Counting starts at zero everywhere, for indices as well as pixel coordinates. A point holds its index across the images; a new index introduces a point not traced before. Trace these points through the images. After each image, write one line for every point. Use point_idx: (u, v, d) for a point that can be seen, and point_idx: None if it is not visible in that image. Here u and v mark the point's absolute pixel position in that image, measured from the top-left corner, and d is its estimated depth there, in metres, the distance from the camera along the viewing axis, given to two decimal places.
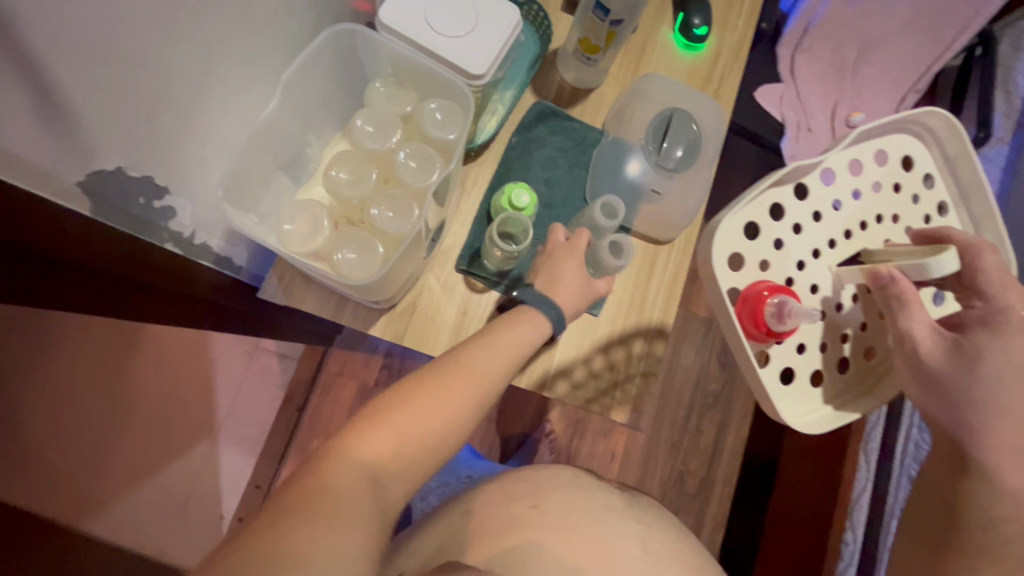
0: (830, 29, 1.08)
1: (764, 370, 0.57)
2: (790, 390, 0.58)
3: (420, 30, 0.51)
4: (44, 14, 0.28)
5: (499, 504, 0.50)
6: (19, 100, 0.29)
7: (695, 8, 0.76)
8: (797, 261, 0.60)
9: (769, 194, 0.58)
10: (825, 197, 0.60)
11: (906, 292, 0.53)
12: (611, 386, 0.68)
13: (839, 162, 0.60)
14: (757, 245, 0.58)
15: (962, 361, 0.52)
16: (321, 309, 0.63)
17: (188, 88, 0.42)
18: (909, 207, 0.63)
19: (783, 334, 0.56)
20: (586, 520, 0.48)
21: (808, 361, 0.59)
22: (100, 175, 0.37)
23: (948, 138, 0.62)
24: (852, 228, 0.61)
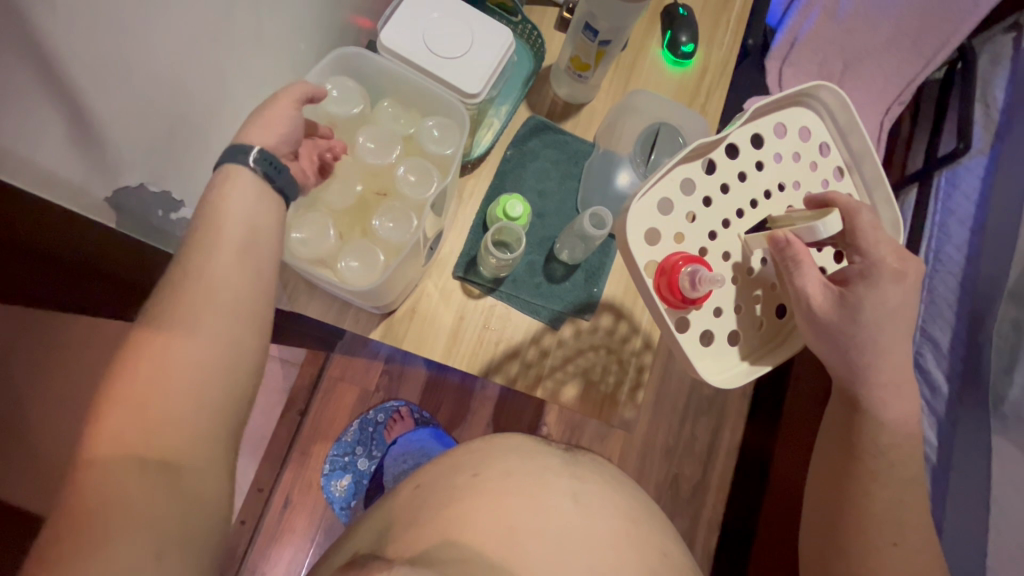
0: (816, 44, 1.13)
1: (681, 335, 0.57)
2: (708, 351, 0.58)
3: (418, 51, 0.55)
4: (74, 45, 0.32)
5: (447, 476, 0.52)
6: (52, 124, 0.32)
7: (682, 26, 0.80)
8: (708, 231, 0.59)
9: (676, 171, 0.57)
10: (729, 169, 0.60)
11: (800, 253, 0.53)
12: (578, 355, 0.70)
13: (738, 136, 0.60)
14: (669, 221, 0.57)
15: (847, 313, 0.53)
16: (324, 314, 0.66)
17: (202, 107, 0.45)
18: (807, 174, 0.62)
19: (701, 300, 0.56)
20: (527, 479, 0.49)
21: (721, 323, 0.59)
22: (123, 190, 0.40)
23: (838, 108, 0.62)
24: (758, 198, 0.61)
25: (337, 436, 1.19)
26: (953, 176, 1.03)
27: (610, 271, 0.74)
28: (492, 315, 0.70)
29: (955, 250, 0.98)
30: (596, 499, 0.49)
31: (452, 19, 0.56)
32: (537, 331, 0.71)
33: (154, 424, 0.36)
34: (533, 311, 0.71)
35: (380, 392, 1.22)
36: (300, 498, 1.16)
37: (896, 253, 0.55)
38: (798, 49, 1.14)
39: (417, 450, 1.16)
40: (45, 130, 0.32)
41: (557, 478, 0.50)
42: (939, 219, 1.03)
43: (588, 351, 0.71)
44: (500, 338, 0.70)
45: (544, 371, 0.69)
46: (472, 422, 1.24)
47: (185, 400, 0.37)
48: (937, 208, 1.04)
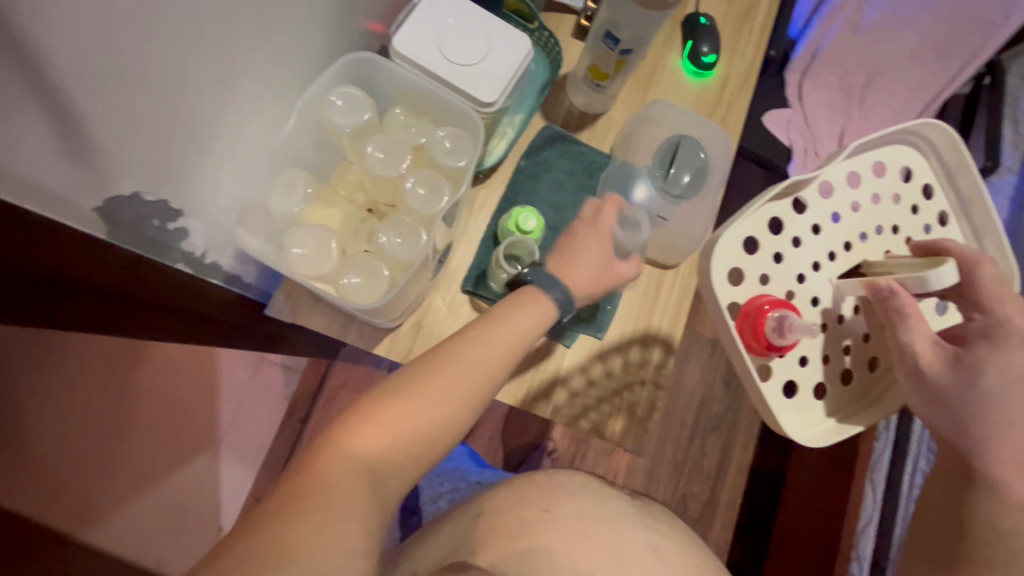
0: (838, 55, 1.10)
1: (764, 383, 0.57)
2: (793, 403, 0.59)
3: (433, 56, 0.53)
4: (68, 49, 0.29)
5: (515, 508, 0.49)
6: (40, 131, 0.30)
7: (704, 36, 0.77)
8: (798, 273, 0.60)
9: (766, 209, 0.59)
10: (827, 209, 0.61)
11: (905, 303, 0.54)
12: (611, 396, 0.68)
13: (839, 177, 0.61)
14: (762, 259, 0.58)
15: (959, 373, 0.53)
16: (327, 326, 0.64)
17: (204, 113, 0.43)
18: (907, 217, 0.64)
19: (786, 348, 0.56)
20: (599, 526, 0.46)
21: (807, 373, 0.59)
22: (117, 200, 0.37)
23: (945, 147, 0.64)
24: (852, 241, 0.62)
25: None
26: (981, 194, 0.99)
27: (624, 288, 0.72)
28: None
29: None
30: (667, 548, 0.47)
31: (469, 27, 0.54)
32: (562, 370, 0.68)
33: (382, 442, 0.47)
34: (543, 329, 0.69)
35: None
36: None
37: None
38: (820, 61, 1.10)
39: None
40: (30, 137, 0.30)
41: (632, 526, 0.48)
42: None
43: (620, 390, 0.68)
44: None
45: (578, 413, 0.67)
46: (476, 434, 1.22)
47: (388, 435, 0.48)
48: None
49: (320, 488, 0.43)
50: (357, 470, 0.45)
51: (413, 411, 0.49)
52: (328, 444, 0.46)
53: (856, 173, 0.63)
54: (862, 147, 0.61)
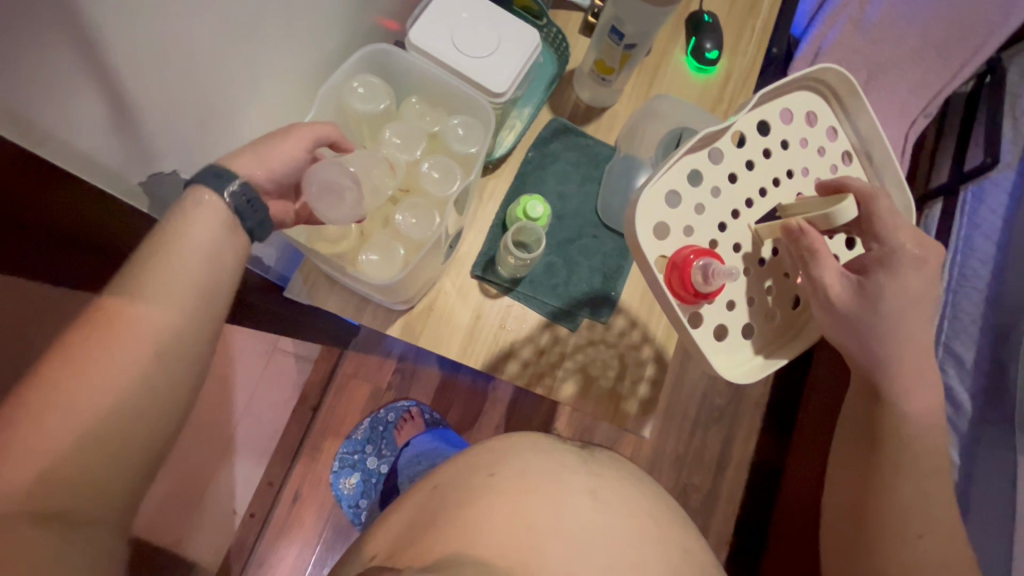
0: (841, 54, 1.12)
1: (696, 330, 0.57)
2: (723, 345, 0.59)
3: (446, 49, 0.56)
4: (119, 35, 0.32)
5: (465, 474, 0.53)
6: (96, 109, 0.33)
7: (707, 33, 0.80)
8: (719, 222, 0.59)
9: (684, 162, 0.57)
10: (738, 158, 0.60)
11: (815, 242, 0.53)
12: (575, 352, 0.70)
13: (747, 124, 0.60)
14: (679, 213, 0.57)
15: (866, 302, 0.53)
16: (342, 308, 0.67)
17: (233, 97, 0.46)
18: (815, 160, 0.63)
19: (713, 295, 0.56)
20: (545, 480, 0.51)
21: (735, 314, 0.59)
22: (157, 176, 0.41)
23: (845, 92, 0.62)
24: (766, 186, 0.61)
25: (348, 433, 1.20)
26: (979, 189, 1.01)
27: (628, 275, 0.74)
28: (509, 316, 0.70)
29: (981, 265, 0.96)
30: (615, 492, 0.52)
31: (481, 20, 0.57)
32: (534, 329, 0.70)
33: (94, 406, 0.36)
34: (549, 313, 0.71)
35: (392, 391, 1.23)
36: (309, 494, 1.16)
37: (915, 237, 0.54)
38: (822, 59, 1.13)
39: (432, 450, 1.14)
40: (86, 114, 0.33)
41: (574, 474, 0.52)
42: (965, 233, 1.00)
43: (585, 348, 0.70)
44: (514, 338, 0.70)
45: (542, 369, 0.69)
46: (481, 424, 1.25)
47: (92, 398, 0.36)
48: (963, 222, 1.01)
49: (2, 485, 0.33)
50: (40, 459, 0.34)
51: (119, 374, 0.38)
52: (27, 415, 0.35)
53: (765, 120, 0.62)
54: (764, 95, 0.59)
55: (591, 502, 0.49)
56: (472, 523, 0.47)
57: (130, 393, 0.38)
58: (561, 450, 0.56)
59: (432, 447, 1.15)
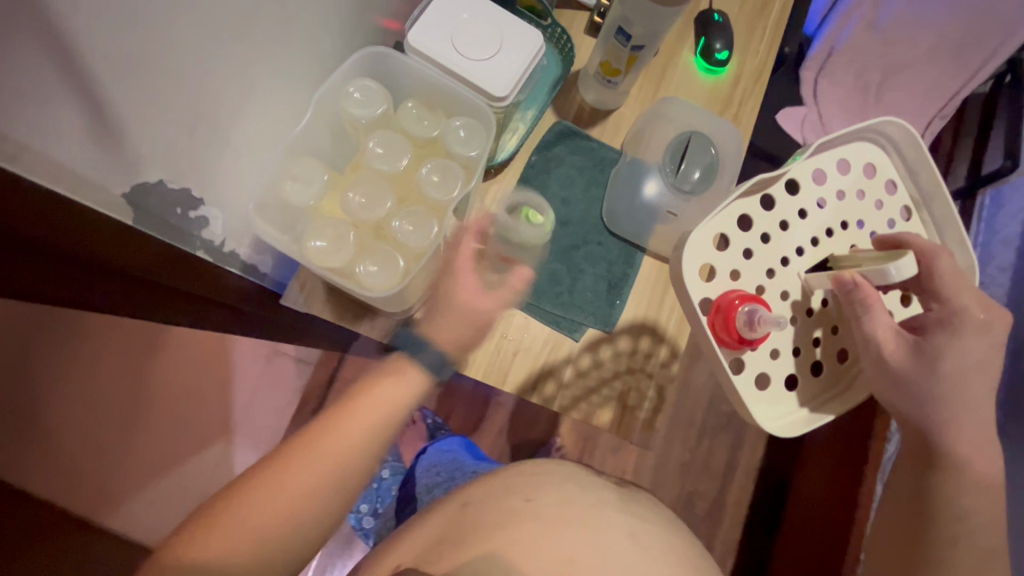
0: (855, 53, 1.09)
1: (737, 376, 0.56)
2: (766, 395, 0.57)
3: (445, 51, 0.53)
4: (100, 46, 0.31)
5: (500, 496, 0.51)
6: (72, 123, 0.31)
7: (716, 33, 0.78)
8: (766, 269, 0.58)
9: (733, 206, 0.56)
10: (789, 206, 0.59)
11: (870, 297, 0.53)
12: (612, 379, 0.69)
13: (800, 175, 0.59)
14: (726, 259, 0.56)
15: (924, 364, 0.51)
16: (340, 316, 0.65)
17: (224, 102, 0.44)
18: (872, 214, 0.61)
19: (758, 341, 0.55)
20: (580, 513, 0.49)
21: (780, 366, 0.58)
22: (142, 187, 0.38)
23: (907, 145, 0.61)
24: (818, 236, 0.60)
25: None
26: (997, 194, 0.99)
27: (634, 283, 0.72)
28: (511, 325, 0.68)
29: (1000, 272, 0.94)
30: (650, 532, 0.50)
31: (481, 20, 0.54)
32: (573, 353, 0.69)
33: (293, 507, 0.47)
34: (552, 322, 0.69)
35: None
36: None
37: (980, 302, 0.53)
38: (835, 59, 1.10)
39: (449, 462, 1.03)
40: (64, 125, 0.31)
41: (620, 514, 0.51)
42: (983, 240, 0.99)
43: (622, 375, 0.69)
44: (517, 348, 0.68)
45: (576, 397, 0.67)
46: (485, 429, 1.27)
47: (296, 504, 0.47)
48: (980, 228, 0.99)
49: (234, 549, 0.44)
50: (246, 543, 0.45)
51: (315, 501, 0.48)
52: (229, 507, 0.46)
53: (820, 170, 0.60)
54: (820, 147, 0.59)
55: (630, 542, 0.48)
56: (496, 548, 0.45)
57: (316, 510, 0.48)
58: (598, 485, 0.55)
59: (447, 460, 1.03)
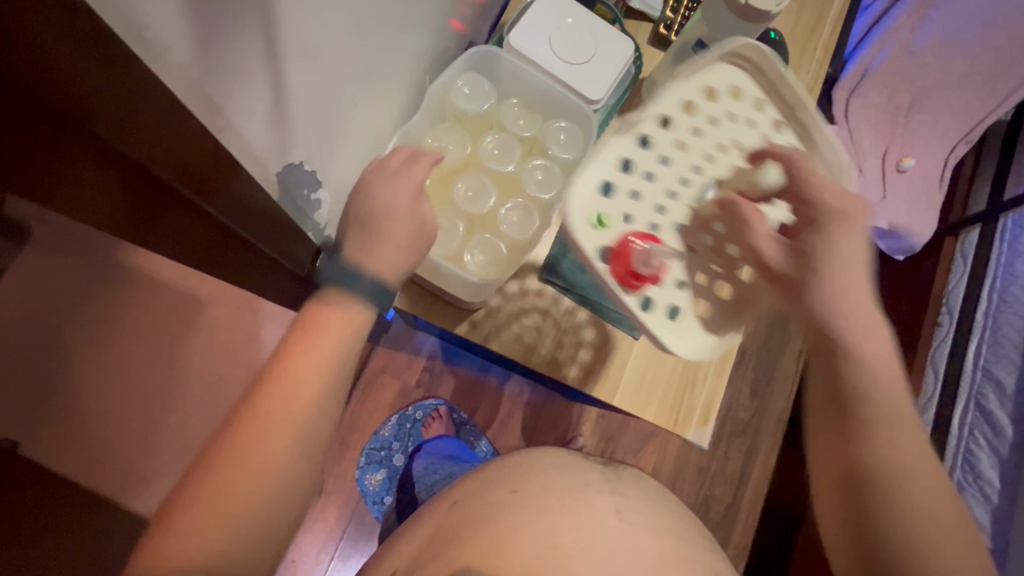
0: (888, 76, 1.14)
1: (645, 314, 0.49)
2: (676, 327, 0.50)
3: (544, 55, 0.56)
4: (292, 36, 0.35)
5: (485, 492, 0.55)
6: (260, 102, 0.35)
7: (772, 51, 0.82)
8: (652, 207, 0.52)
9: (607, 148, 0.51)
10: (660, 137, 0.53)
11: (747, 213, 0.47)
12: (512, 321, 0.69)
13: (693, 107, 0.55)
14: (624, 192, 0.51)
15: (801, 262, 0.45)
16: (412, 304, 0.68)
17: (355, 95, 0.47)
18: (745, 133, 0.55)
19: (654, 279, 0.49)
20: (564, 499, 0.53)
21: (676, 301, 0.50)
22: (291, 167, 0.42)
23: (748, 56, 0.55)
24: (703, 164, 0.53)
25: (375, 430, 1.25)
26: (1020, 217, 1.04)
27: None
28: (574, 320, 0.71)
29: (1023, 290, 0.98)
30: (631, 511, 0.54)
31: (581, 27, 0.57)
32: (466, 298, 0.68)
33: None
34: (613, 321, 0.70)
35: (420, 389, 1.28)
36: (334, 488, 1.21)
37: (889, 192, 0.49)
38: (867, 81, 1.15)
39: (446, 459, 1.17)
40: (253, 106, 0.35)
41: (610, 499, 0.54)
42: (1006, 259, 1.04)
43: (519, 316, 0.70)
44: (580, 343, 0.71)
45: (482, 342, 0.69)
46: (508, 426, 1.32)
47: None
48: (1003, 249, 1.04)
49: None
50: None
51: None
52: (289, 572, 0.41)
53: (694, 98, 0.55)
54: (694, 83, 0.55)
55: (613, 521, 0.52)
56: (538, 531, 0.50)
57: None
58: (582, 467, 0.58)
59: (446, 454, 1.19)
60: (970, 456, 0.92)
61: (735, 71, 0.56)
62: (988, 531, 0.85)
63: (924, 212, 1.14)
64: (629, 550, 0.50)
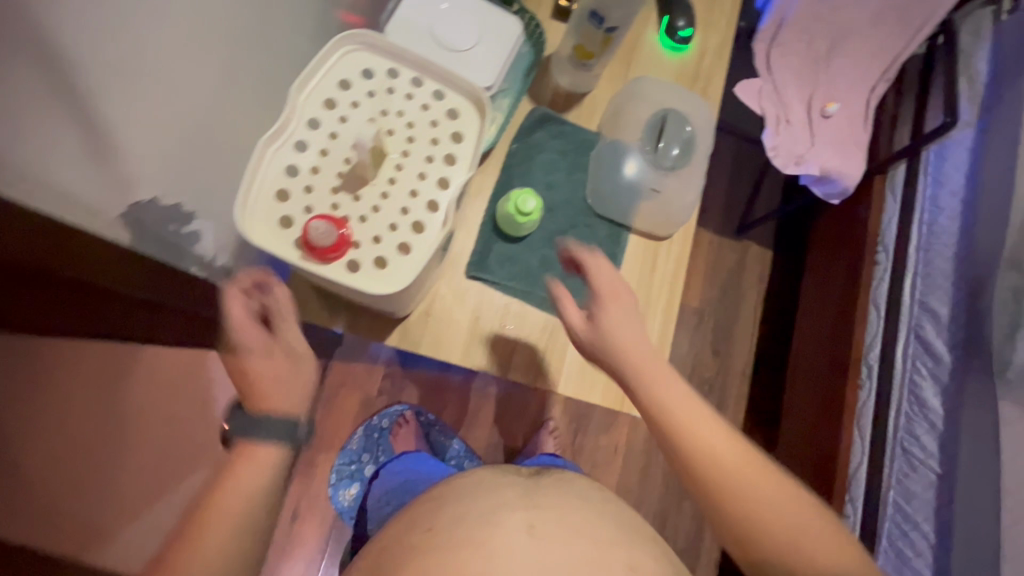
0: (802, 23, 1.15)
1: (355, 277, 0.44)
2: (363, 277, 0.45)
3: (427, 44, 0.53)
4: (90, 64, 0.34)
5: (404, 531, 0.48)
6: (67, 142, 0.35)
7: (679, 11, 0.81)
8: (383, 189, 0.46)
9: (264, 150, 0.44)
10: (354, 121, 0.47)
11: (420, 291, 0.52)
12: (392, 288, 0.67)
13: (379, 73, 0.48)
14: (261, 186, 0.43)
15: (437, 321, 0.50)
16: (335, 321, 0.65)
17: (209, 119, 0.46)
18: (394, 102, 0.48)
19: (337, 254, 0.44)
20: (476, 521, 0.46)
21: (410, 262, 0.45)
22: (137, 207, 0.42)
23: (377, 44, 0.48)
24: (428, 141, 0.48)
25: (343, 445, 1.23)
26: (942, 149, 1.06)
27: (622, 263, 0.74)
28: (508, 313, 0.70)
29: (950, 222, 1.02)
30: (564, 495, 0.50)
31: (463, 13, 0.54)
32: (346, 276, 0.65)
33: None
34: (548, 307, 0.71)
35: (383, 397, 1.27)
36: (310, 509, 1.20)
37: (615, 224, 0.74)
38: (784, 30, 1.15)
39: (403, 482, 0.97)
40: (62, 149, 0.34)
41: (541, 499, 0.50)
42: (931, 191, 1.06)
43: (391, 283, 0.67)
44: (516, 336, 0.69)
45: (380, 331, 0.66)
46: (478, 421, 1.32)
47: None
48: (928, 181, 1.06)
49: None
50: None
51: None
52: None
53: (390, 73, 0.48)
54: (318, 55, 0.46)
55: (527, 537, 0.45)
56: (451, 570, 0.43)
57: None
58: (504, 483, 0.51)
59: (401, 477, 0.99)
60: (915, 387, 0.95)
61: (357, 43, 0.47)
62: (936, 457, 0.90)
63: (854, 155, 1.15)
64: (539, 572, 0.43)
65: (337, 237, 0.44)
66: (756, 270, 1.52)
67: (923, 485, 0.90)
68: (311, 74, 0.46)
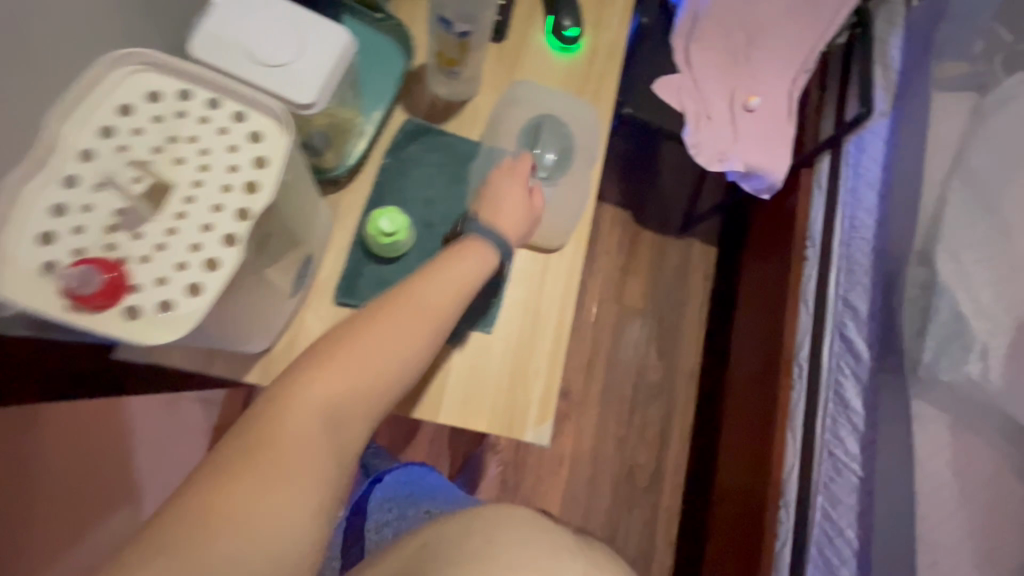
0: (719, 17, 1.12)
1: (132, 324, 0.40)
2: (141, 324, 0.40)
3: (236, 59, 0.48)
4: None
5: (453, 538, 0.49)
6: None
7: (564, 10, 0.77)
8: (169, 224, 0.42)
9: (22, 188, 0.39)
10: (136, 149, 0.42)
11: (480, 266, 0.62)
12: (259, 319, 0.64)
13: (167, 94, 0.44)
14: (17, 229, 0.39)
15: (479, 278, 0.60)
16: (187, 361, 0.60)
17: None
18: (184, 125, 0.43)
19: (108, 300, 0.39)
20: (543, 554, 0.45)
21: (195, 306, 0.41)
22: None
23: (162, 63, 0.43)
24: (224, 166, 0.43)
25: None
26: (860, 140, 1.04)
27: (507, 278, 0.70)
28: None
29: (867, 215, 1.00)
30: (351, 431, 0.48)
31: (279, 25, 0.50)
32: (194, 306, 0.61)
33: (261, 535, 0.41)
34: None
35: None
36: None
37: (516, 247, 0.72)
38: (701, 25, 1.12)
39: (406, 494, 0.90)
40: None
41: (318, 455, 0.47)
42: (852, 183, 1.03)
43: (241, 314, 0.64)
44: None
45: (237, 369, 0.61)
46: (416, 442, 1.27)
47: (274, 516, 0.41)
48: (849, 173, 1.03)
49: (256, 546, 0.40)
50: (257, 540, 0.40)
51: (270, 514, 0.41)
52: (222, 493, 0.40)
53: (181, 93, 0.44)
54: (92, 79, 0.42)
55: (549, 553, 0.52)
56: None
57: (283, 538, 0.41)
58: (553, 528, 0.51)
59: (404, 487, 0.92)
60: (839, 388, 0.93)
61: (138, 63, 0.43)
62: (858, 459, 0.89)
63: (779, 150, 1.11)
64: None
65: (106, 283, 0.39)
66: (702, 269, 1.45)
67: (848, 489, 0.87)
68: (82, 99, 0.42)
